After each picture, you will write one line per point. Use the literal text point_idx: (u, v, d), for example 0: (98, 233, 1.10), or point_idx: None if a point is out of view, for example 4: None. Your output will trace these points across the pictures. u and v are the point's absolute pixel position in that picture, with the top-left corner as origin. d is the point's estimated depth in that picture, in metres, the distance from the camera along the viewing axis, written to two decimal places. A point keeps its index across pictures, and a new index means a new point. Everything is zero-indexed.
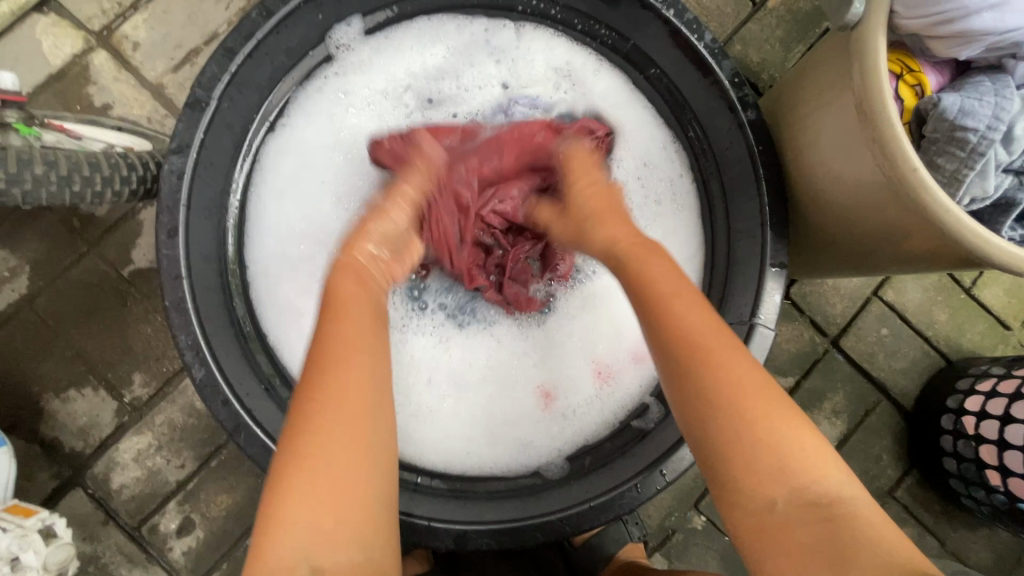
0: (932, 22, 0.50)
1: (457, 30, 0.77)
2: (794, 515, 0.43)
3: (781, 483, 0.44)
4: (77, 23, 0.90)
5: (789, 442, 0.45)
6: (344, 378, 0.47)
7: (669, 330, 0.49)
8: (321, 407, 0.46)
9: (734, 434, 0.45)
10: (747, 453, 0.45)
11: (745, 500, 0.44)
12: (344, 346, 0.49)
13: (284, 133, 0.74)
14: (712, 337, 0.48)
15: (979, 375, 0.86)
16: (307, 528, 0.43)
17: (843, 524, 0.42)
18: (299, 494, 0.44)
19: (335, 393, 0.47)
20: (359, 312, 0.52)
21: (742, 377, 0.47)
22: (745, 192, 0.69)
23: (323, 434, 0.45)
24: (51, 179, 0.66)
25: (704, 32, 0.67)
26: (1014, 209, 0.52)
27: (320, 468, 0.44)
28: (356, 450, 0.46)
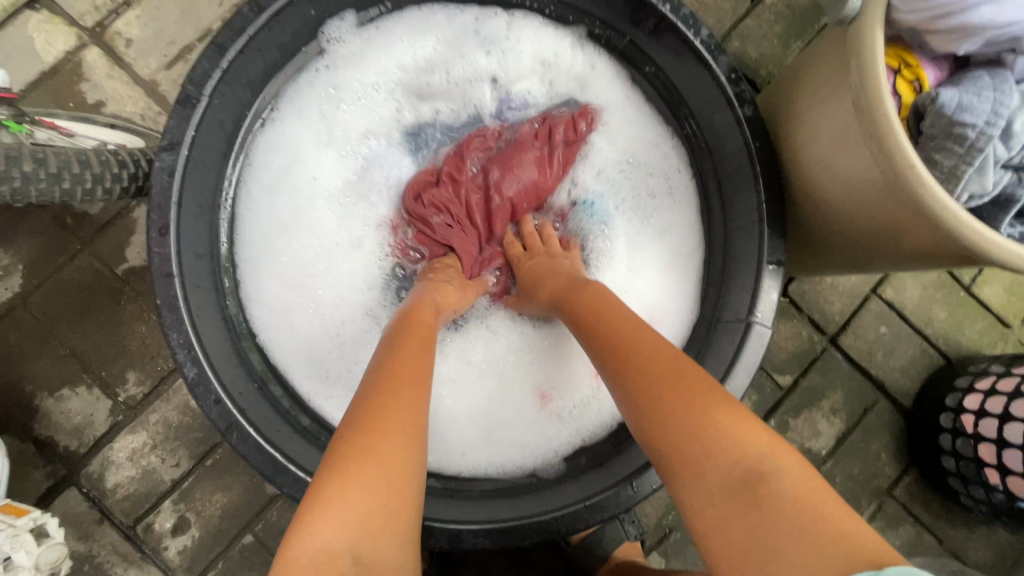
0: (931, 16, 0.50)
1: (447, 20, 0.76)
2: (726, 494, 0.40)
3: (710, 463, 0.41)
4: (69, 19, 0.89)
5: (718, 422, 0.43)
6: (419, 384, 0.48)
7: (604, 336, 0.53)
8: (401, 405, 0.45)
9: (661, 423, 0.45)
10: (677, 437, 0.44)
11: (681, 483, 0.42)
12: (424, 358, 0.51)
13: (274, 127, 0.74)
14: (641, 337, 0.51)
15: (978, 373, 0.86)
16: (360, 515, 0.40)
17: (771, 497, 0.39)
18: (360, 477, 0.41)
19: (413, 396, 0.46)
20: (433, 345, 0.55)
21: (665, 368, 0.47)
22: (743, 189, 0.68)
23: (396, 427, 0.44)
24: (41, 176, 0.65)
25: (700, 27, 0.66)
26: (1013, 206, 0.52)
27: (385, 458, 0.42)
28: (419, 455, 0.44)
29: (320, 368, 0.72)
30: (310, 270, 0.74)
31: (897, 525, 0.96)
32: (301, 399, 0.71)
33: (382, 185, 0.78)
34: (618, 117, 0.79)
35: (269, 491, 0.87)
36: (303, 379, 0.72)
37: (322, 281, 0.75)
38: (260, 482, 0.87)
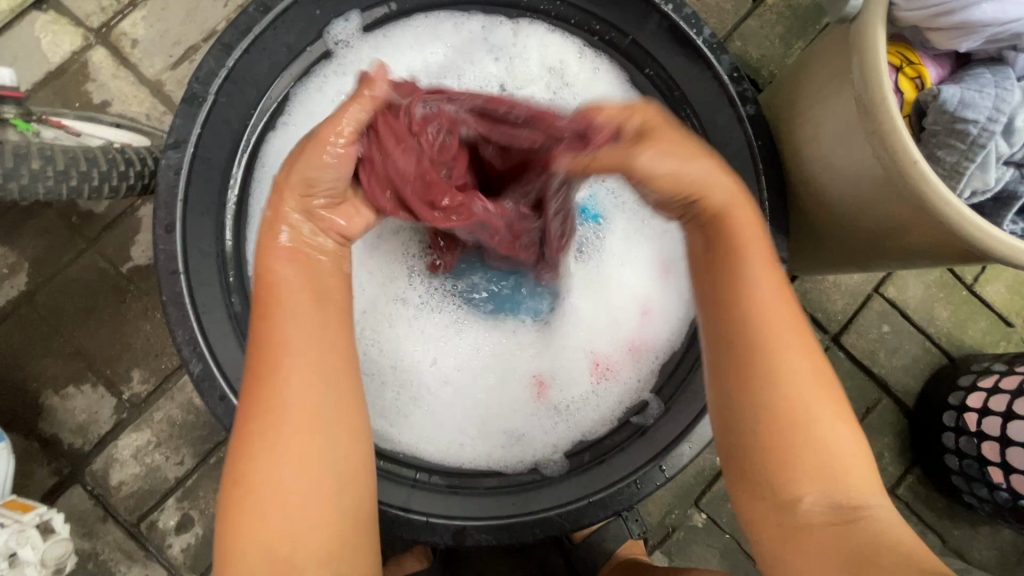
0: (931, 14, 0.50)
1: (455, 28, 0.77)
2: (816, 514, 0.45)
3: (817, 482, 0.46)
4: (75, 20, 0.90)
5: (828, 439, 0.47)
6: (282, 378, 0.47)
7: (739, 315, 0.49)
8: (266, 429, 0.46)
9: (781, 426, 0.47)
10: (795, 446, 0.47)
11: (773, 491, 0.47)
12: (283, 345, 0.47)
13: (283, 131, 0.72)
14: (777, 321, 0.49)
15: (981, 372, 0.86)
16: (267, 546, 0.44)
17: (867, 523, 0.44)
18: (251, 517, 0.45)
19: (273, 410, 0.46)
20: (311, 313, 0.49)
21: (798, 369, 0.48)
22: (749, 187, 0.67)
23: (268, 456, 0.45)
24: (48, 174, 0.66)
25: (702, 25, 0.68)
26: (1015, 202, 0.52)
27: (271, 485, 0.45)
28: (303, 463, 0.45)
29: None
30: None
31: None
32: None
33: None
34: None
35: None
36: None
37: None
38: None
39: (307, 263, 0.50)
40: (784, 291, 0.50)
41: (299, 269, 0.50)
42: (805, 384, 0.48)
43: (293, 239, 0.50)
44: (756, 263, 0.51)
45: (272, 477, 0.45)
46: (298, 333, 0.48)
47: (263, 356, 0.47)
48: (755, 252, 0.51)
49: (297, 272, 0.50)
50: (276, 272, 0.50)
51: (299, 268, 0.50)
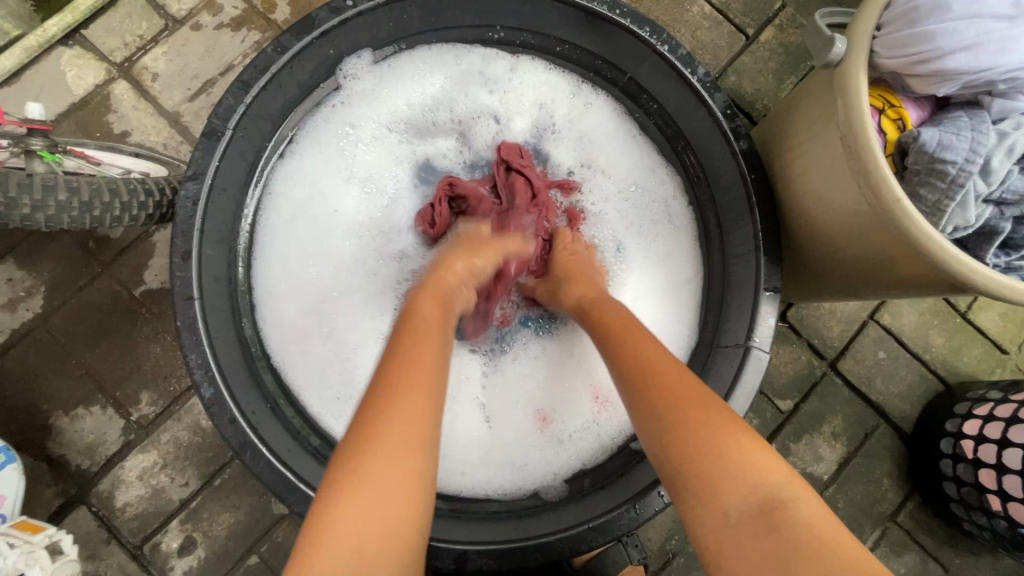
0: (911, 61, 0.53)
1: (456, 60, 0.80)
2: (743, 523, 0.43)
3: (730, 486, 0.45)
4: (100, 54, 0.95)
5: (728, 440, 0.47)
6: (413, 393, 0.48)
7: (620, 359, 0.56)
8: (386, 433, 0.46)
9: (678, 436, 0.48)
10: (695, 452, 0.47)
11: (700, 505, 0.45)
12: (417, 364, 0.51)
13: (293, 159, 0.77)
14: (652, 352, 0.55)
15: (977, 399, 0.87)
16: (355, 543, 0.42)
17: (788, 527, 0.41)
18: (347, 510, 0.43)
19: (396, 418, 0.47)
20: (434, 337, 0.55)
21: (676, 381, 0.51)
22: (740, 218, 0.71)
23: (382, 454, 0.45)
24: (74, 205, 0.69)
25: (697, 65, 0.70)
26: (997, 237, 0.55)
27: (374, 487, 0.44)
28: (407, 471, 0.45)
29: (331, 388, 0.75)
30: (324, 294, 0.78)
31: (901, 552, 0.96)
32: (310, 417, 0.73)
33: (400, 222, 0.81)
34: (613, 150, 0.83)
35: (276, 510, 0.88)
36: (315, 400, 0.74)
37: (339, 304, 0.78)
38: (267, 501, 0.88)
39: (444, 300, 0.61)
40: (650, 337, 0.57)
41: (435, 301, 0.59)
42: (691, 395, 0.50)
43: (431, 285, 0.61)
44: (617, 321, 0.60)
45: (382, 477, 0.44)
46: (429, 358, 0.52)
47: (396, 363, 0.50)
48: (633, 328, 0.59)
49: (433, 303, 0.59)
50: (417, 303, 0.58)
51: (435, 300, 0.60)
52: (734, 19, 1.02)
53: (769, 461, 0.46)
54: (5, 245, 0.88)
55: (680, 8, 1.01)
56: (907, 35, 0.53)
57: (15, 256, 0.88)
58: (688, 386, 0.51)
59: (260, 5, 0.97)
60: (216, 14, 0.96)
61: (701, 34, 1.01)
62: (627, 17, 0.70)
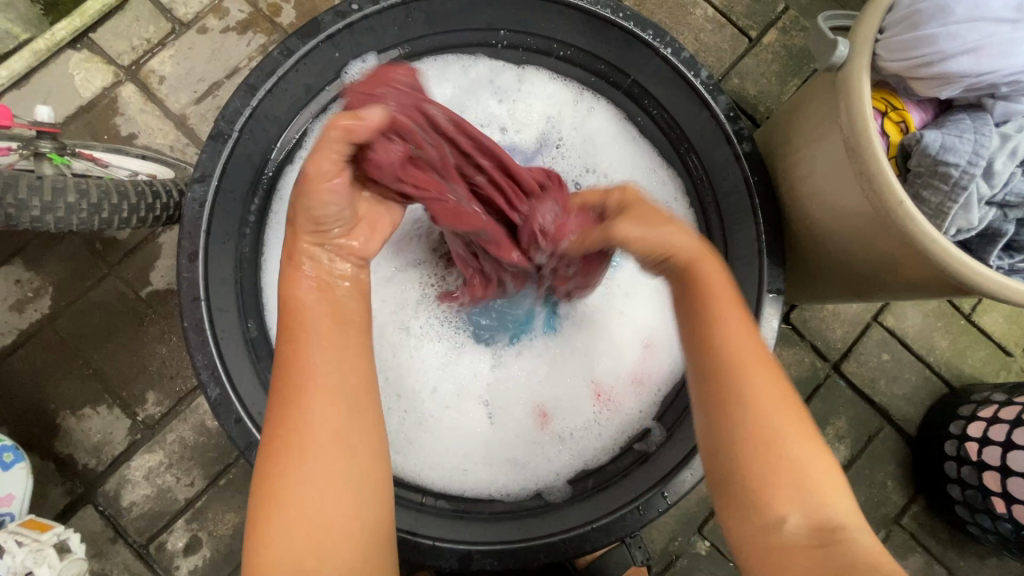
0: (914, 64, 0.53)
1: (463, 70, 0.81)
2: (799, 536, 0.46)
3: (795, 501, 0.47)
4: (108, 58, 0.96)
5: (800, 461, 0.48)
6: (309, 404, 0.48)
7: (711, 347, 0.51)
8: (290, 452, 0.47)
9: (755, 446, 0.48)
10: (769, 465, 0.47)
11: (756, 512, 0.47)
12: (307, 370, 0.49)
13: (300, 165, 0.76)
14: (741, 346, 0.50)
15: (981, 401, 0.87)
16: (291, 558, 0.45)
17: (845, 547, 0.45)
18: (274, 531, 0.46)
19: (299, 436, 0.47)
20: (331, 331, 0.51)
21: (763, 386, 0.49)
22: (743, 221, 0.71)
23: (294, 471, 0.47)
24: (83, 207, 0.70)
25: (700, 68, 0.71)
26: (1000, 239, 0.55)
27: (295, 505, 0.46)
28: (322, 481, 0.47)
29: None
30: None
31: (906, 555, 0.96)
32: None
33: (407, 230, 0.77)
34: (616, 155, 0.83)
35: None
36: None
37: None
38: None
39: (329, 293, 0.53)
40: (746, 322, 0.52)
41: (321, 296, 0.52)
42: (772, 404, 0.49)
43: (306, 274, 0.52)
44: (714, 302, 0.52)
45: (295, 495, 0.46)
46: (322, 358, 0.50)
47: (288, 378, 0.49)
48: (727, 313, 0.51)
49: (319, 297, 0.52)
50: (297, 296, 0.52)
51: (322, 295, 0.52)
52: (737, 22, 1.02)
53: (834, 484, 0.48)
54: (14, 246, 0.89)
55: (683, 11, 1.02)
56: (910, 38, 0.53)
57: (23, 257, 0.89)
58: (775, 397, 0.49)
59: (266, 8, 0.98)
60: (222, 18, 0.97)
61: (704, 36, 1.01)
62: (631, 20, 0.72)
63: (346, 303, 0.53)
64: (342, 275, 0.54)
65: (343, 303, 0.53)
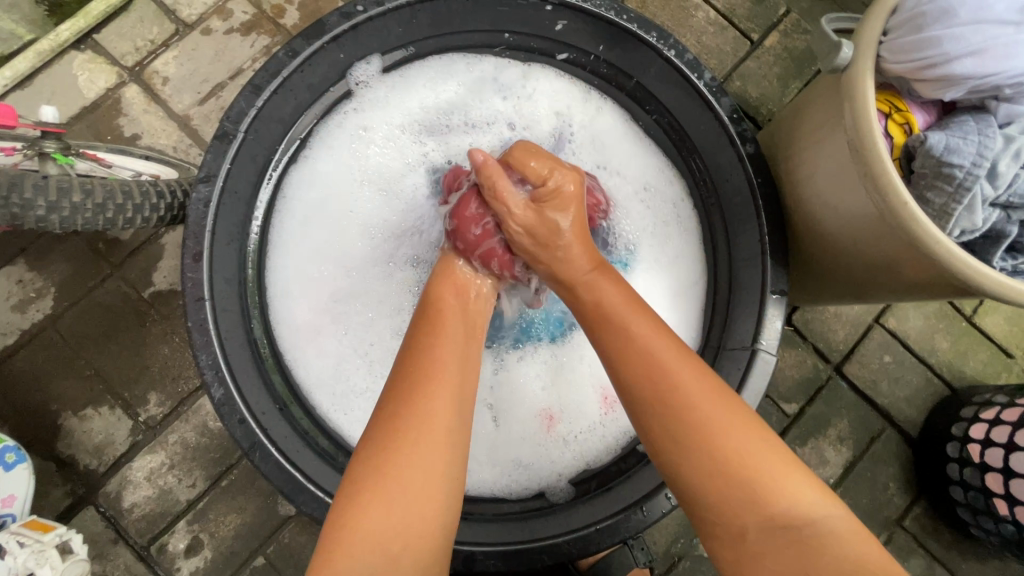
0: (917, 66, 0.54)
1: (467, 67, 0.82)
2: (762, 541, 0.46)
3: (751, 510, 0.47)
4: (111, 59, 0.96)
5: (753, 467, 0.48)
6: (431, 394, 0.51)
7: (633, 361, 0.53)
8: (404, 434, 0.49)
9: (705, 468, 0.48)
10: (731, 478, 0.48)
11: (720, 525, 0.48)
12: (433, 363, 0.54)
13: (307, 163, 0.78)
14: (672, 365, 0.52)
15: (983, 403, 0.87)
16: (375, 542, 0.45)
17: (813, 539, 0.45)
18: (370, 513, 0.46)
19: (415, 422, 0.49)
20: (452, 337, 0.58)
21: (700, 402, 0.50)
22: (745, 221, 0.71)
23: (405, 454, 0.48)
24: (88, 207, 0.70)
25: (703, 70, 0.71)
26: (1004, 241, 0.55)
27: (398, 486, 0.47)
28: (432, 469, 0.48)
29: (341, 385, 0.76)
30: (337, 293, 0.78)
31: (908, 557, 0.96)
32: (320, 417, 0.74)
33: (412, 225, 0.81)
34: (626, 151, 0.83)
35: (282, 512, 0.88)
36: (323, 399, 0.75)
37: (351, 304, 0.78)
38: (274, 503, 0.88)
39: (465, 304, 0.64)
40: (671, 343, 0.54)
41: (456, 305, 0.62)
42: (721, 419, 0.50)
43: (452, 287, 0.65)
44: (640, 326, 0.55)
45: (401, 477, 0.47)
46: (449, 355, 0.55)
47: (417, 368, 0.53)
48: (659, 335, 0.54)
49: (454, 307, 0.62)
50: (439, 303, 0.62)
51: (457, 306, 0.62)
52: (739, 24, 1.02)
53: (795, 479, 0.48)
54: (16, 247, 0.89)
55: (685, 14, 1.02)
56: (914, 40, 0.53)
57: (25, 257, 0.89)
58: (716, 409, 0.50)
59: (270, 10, 0.98)
60: (226, 19, 0.97)
61: (706, 39, 1.02)
62: (634, 23, 0.71)
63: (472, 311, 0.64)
64: (472, 273, 0.67)
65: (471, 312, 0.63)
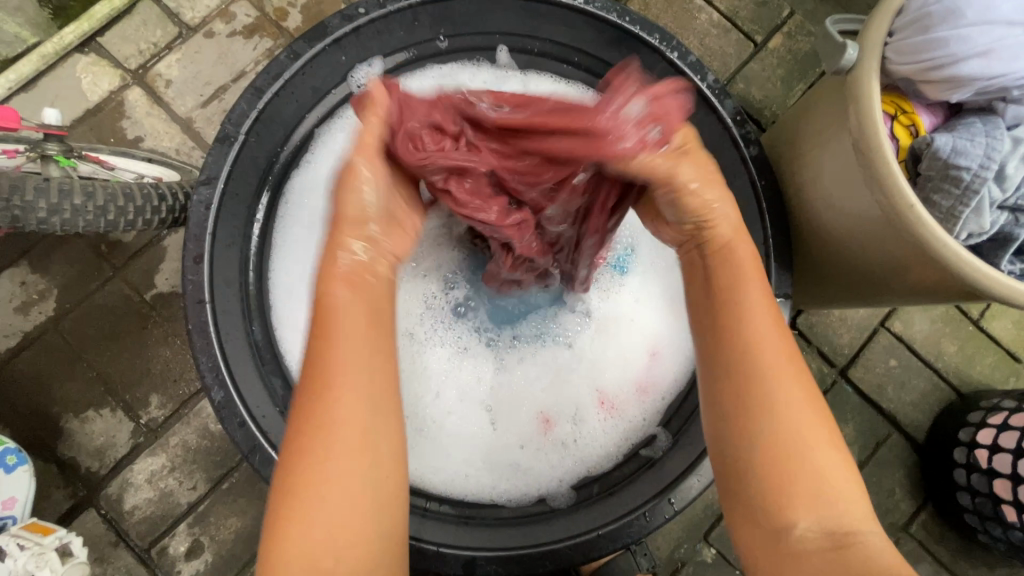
0: (924, 67, 0.53)
1: (470, 75, 0.78)
2: (808, 540, 0.45)
3: (808, 510, 0.45)
4: (115, 61, 0.96)
5: (814, 458, 0.46)
6: (335, 398, 0.45)
7: (730, 325, 0.50)
8: (309, 463, 0.44)
9: (775, 449, 0.46)
10: (786, 470, 0.46)
11: (769, 515, 0.46)
12: (336, 360, 0.46)
13: (305, 170, 0.75)
14: (763, 332, 0.49)
15: (991, 408, 0.85)
16: (314, 548, 0.43)
17: (858, 554, 0.43)
18: (297, 527, 0.44)
19: (322, 428, 0.45)
20: (356, 328, 0.48)
21: (783, 377, 0.48)
22: (750, 224, 0.70)
23: (315, 469, 0.44)
24: (89, 209, 0.70)
25: (706, 72, 0.71)
26: (1012, 244, 0.54)
27: (314, 500, 0.44)
28: (347, 477, 0.44)
29: None
30: None
31: (915, 563, 0.95)
32: None
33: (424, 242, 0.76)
34: None
35: None
36: None
37: None
38: None
39: (362, 286, 0.51)
40: (765, 299, 0.51)
41: (353, 290, 0.50)
42: (792, 395, 0.47)
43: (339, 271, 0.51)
44: (735, 280, 0.51)
45: (315, 489, 0.44)
46: (353, 349, 0.47)
47: (316, 370, 0.46)
48: (752, 297, 0.50)
49: (353, 294, 0.50)
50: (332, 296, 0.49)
51: (353, 290, 0.50)
52: (742, 26, 1.02)
53: (851, 490, 0.46)
54: (18, 250, 0.89)
55: (688, 16, 1.02)
56: (920, 41, 0.53)
57: (28, 259, 0.89)
58: (798, 389, 0.48)
59: (272, 13, 0.98)
60: (229, 22, 0.98)
61: (709, 41, 1.01)
62: (637, 24, 0.73)
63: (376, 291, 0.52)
64: (365, 256, 0.52)
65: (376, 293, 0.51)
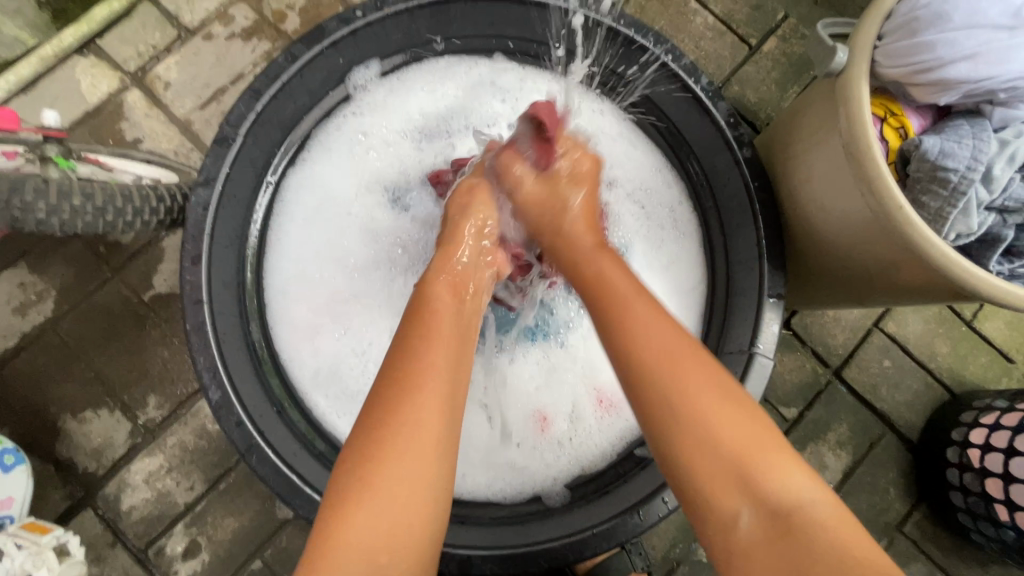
0: (912, 70, 0.54)
1: (465, 71, 0.81)
2: (754, 531, 0.46)
3: (747, 497, 0.47)
4: (114, 64, 0.97)
5: (747, 453, 0.49)
6: (419, 396, 0.51)
7: (622, 335, 0.55)
8: (383, 456, 0.49)
9: (697, 447, 0.49)
10: (708, 466, 0.49)
11: (712, 514, 0.48)
12: (425, 360, 0.53)
13: (304, 167, 0.77)
14: (661, 344, 0.53)
15: (983, 408, 0.86)
16: (367, 541, 0.46)
17: (801, 532, 0.45)
18: (355, 519, 0.47)
19: (401, 423, 0.50)
20: (445, 341, 0.56)
21: (690, 378, 0.52)
22: (743, 225, 0.72)
23: (385, 464, 0.48)
24: (87, 210, 0.70)
25: (700, 76, 0.72)
26: (999, 245, 0.55)
27: (380, 492, 0.48)
28: (415, 475, 0.49)
29: (336, 387, 0.76)
30: (336, 294, 0.78)
31: (909, 562, 0.95)
32: (316, 421, 0.74)
33: (418, 233, 0.81)
34: (628, 153, 0.82)
35: (280, 515, 0.88)
36: (319, 400, 0.75)
37: (350, 307, 0.78)
38: (271, 506, 0.88)
39: (459, 296, 0.61)
40: (653, 306, 0.56)
41: (450, 290, 0.61)
42: (706, 397, 0.51)
43: (451, 269, 0.63)
44: (624, 292, 0.57)
45: (384, 482, 0.48)
46: (439, 356, 0.54)
47: (400, 369, 0.53)
48: (636, 306, 0.56)
49: (449, 294, 0.60)
50: (433, 299, 0.59)
51: (450, 289, 0.61)
52: (737, 30, 1.03)
53: (789, 468, 0.49)
54: (17, 250, 0.89)
55: (683, 19, 1.03)
56: (908, 45, 0.54)
57: (27, 260, 0.90)
58: (709, 389, 0.51)
59: (271, 16, 0.99)
60: (228, 25, 0.98)
61: (704, 44, 1.02)
62: (631, 28, 0.73)
63: (467, 305, 0.61)
64: (466, 266, 0.64)
65: (466, 306, 0.61)
